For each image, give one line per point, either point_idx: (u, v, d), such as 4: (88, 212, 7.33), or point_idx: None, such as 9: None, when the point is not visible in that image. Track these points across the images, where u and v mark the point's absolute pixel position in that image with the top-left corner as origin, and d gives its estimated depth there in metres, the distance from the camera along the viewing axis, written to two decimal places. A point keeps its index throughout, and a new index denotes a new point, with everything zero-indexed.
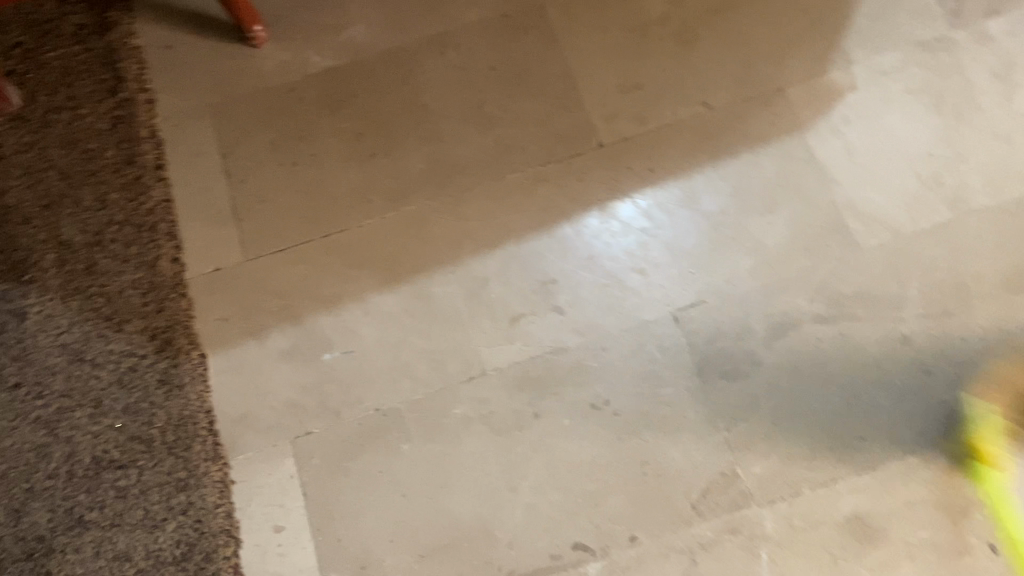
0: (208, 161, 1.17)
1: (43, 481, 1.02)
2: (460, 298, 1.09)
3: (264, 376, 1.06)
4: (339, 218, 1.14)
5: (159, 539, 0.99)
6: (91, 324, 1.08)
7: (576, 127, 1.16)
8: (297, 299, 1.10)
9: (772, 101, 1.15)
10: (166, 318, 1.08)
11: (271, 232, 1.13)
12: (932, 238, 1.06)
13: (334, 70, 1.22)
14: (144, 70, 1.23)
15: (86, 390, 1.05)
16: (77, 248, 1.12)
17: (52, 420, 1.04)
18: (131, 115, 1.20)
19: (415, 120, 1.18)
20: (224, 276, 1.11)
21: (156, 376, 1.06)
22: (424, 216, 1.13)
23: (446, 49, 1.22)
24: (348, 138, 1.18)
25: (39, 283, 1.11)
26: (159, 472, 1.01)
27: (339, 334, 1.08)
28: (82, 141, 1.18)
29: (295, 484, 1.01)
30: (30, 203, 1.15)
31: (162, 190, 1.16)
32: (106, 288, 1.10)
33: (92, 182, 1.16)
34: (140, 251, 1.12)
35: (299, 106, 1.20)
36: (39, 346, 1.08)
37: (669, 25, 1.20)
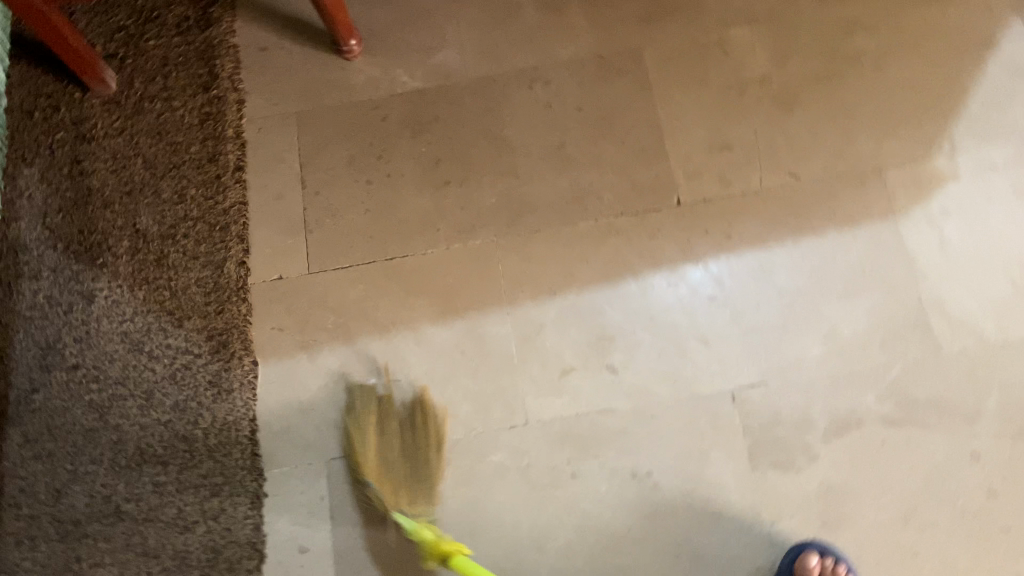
0: (287, 168, 1.18)
1: (87, 465, 1.05)
2: (514, 341, 1.07)
3: (310, 393, 1.06)
4: (405, 243, 1.13)
5: (188, 542, 1.00)
6: (154, 316, 1.11)
7: (658, 180, 1.12)
8: (353, 320, 1.10)
9: (866, 181, 1.09)
10: (224, 321, 1.10)
11: (337, 247, 1.13)
12: (1021, 352, 1.00)
13: (421, 92, 1.21)
14: (238, 69, 1.24)
15: (139, 381, 1.08)
16: (150, 238, 1.15)
17: (104, 406, 1.07)
18: (220, 113, 1.22)
19: (495, 152, 1.17)
20: (286, 286, 1.12)
21: (207, 378, 1.07)
22: (490, 253, 1.11)
23: (535, 84, 1.19)
24: (425, 162, 1.17)
25: (110, 268, 1.13)
26: (196, 474, 1.03)
27: (389, 361, 1.07)
28: (170, 133, 1.21)
29: (324, 507, 1.02)
30: (112, 188, 1.18)
31: (239, 192, 1.17)
32: (172, 282, 1.12)
33: (173, 175, 1.18)
34: (210, 251, 1.14)
35: (382, 123, 1.20)
36: (102, 331, 1.10)
37: (769, 86, 1.15)
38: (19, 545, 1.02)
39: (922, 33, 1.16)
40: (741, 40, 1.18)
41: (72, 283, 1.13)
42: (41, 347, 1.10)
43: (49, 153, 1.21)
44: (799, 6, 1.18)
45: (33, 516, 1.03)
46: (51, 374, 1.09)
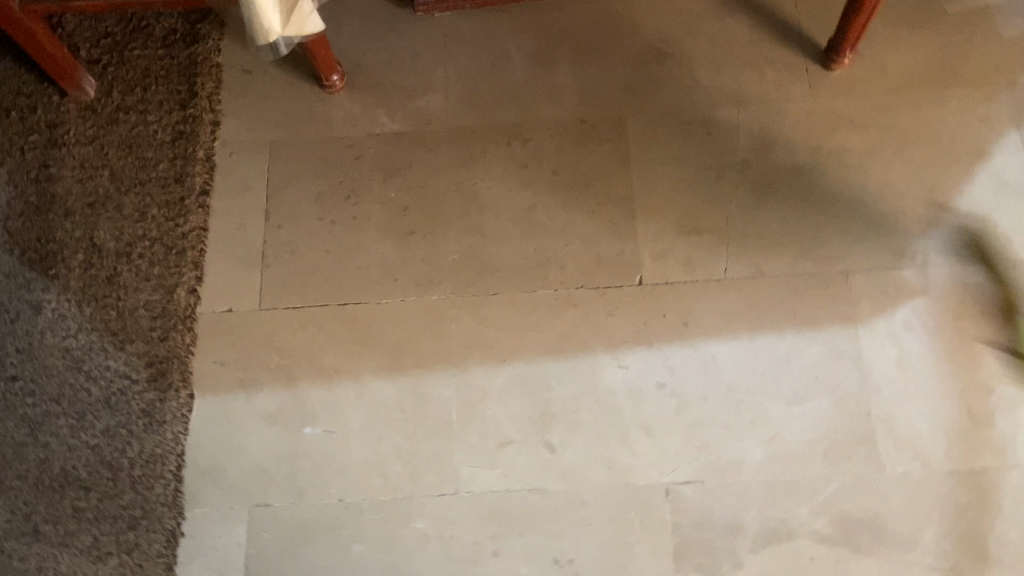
0: (253, 198, 1.17)
1: (10, 481, 1.03)
2: (454, 405, 1.05)
3: (243, 434, 1.05)
4: (361, 289, 1.11)
5: (98, 573, 0.99)
6: (98, 335, 1.09)
7: (623, 256, 1.10)
8: (297, 363, 1.08)
9: (832, 283, 1.07)
10: (167, 349, 1.08)
11: (292, 286, 1.12)
12: (964, 482, 0.98)
13: (399, 135, 1.19)
14: (218, 90, 1.22)
15: (74, 400, 1.06)
16: (105, 254, 1.13)
17: (35, 422, 1.05)
18: (194, 133, 1.20)
19: (463, 207, 1.15)
20: (235, 319, 1.11)
21: (142, 406, 1.06)
22: (443, 311, 1.10)
23: (513, 141, 1.18)
24: (392, 209, 1.15)
25: (61, 280, 1.12)
26: (117, 505, 1.02)
27: (327, 410, 1.06)
28: (141, 148, 1.19)
29: (240, 554, 1.00)
30: (75, 197, 1.17)
31: (201, 217, 1.15)
32: (121, 303, 1.11)
33: (137, 191, 1.17)
34: (163, 275, 1.12)
35: (355, 163, 1.18)
36: (45, 344, 1.09)
37: (747, 172, 1.13)
38: None
39: (912, 136, 1.13)
40: (726, 122, 1.16)
41: (22, 291, 1.12)
42: None
43: (18, 153, 1.19)
44: (790, 94, 1.16)
45: None
46: None
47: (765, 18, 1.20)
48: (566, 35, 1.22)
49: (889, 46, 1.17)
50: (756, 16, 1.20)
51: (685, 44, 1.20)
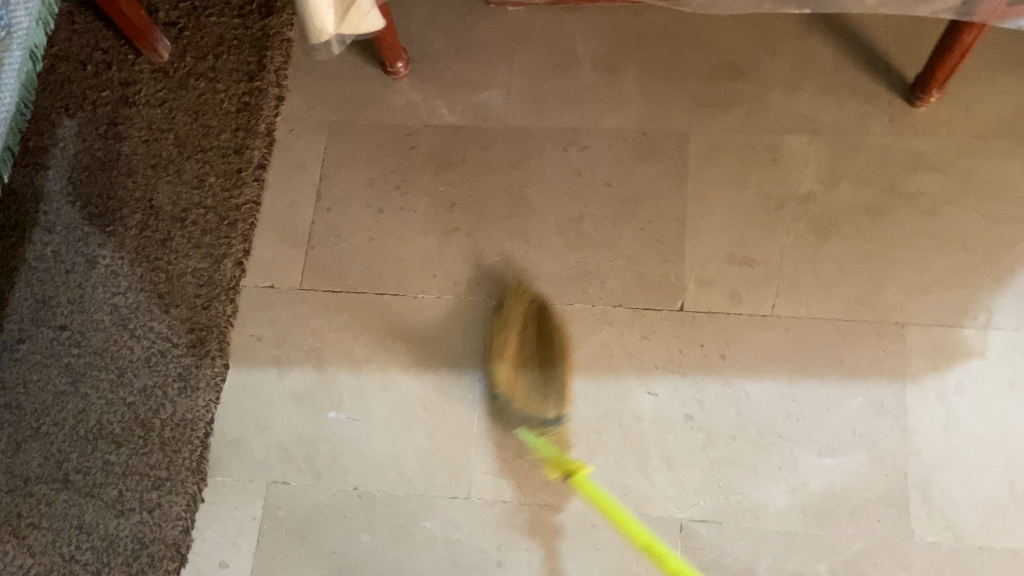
0: (307, 177, 1.18)
1: (49, 427, 1.08)
2: (477, 409, 1.05)
3: (269, 410, 1.07)
4: (400, 281, 1.12)
5: (120, 527, 1.03)
6: (145, 296, 1.12)
7: (667, 279, 1.07)
8: (329, 347, 1.09)
9: (884, 333, 1.02)
10: (208, 317, 1.11)
11: (334, 270, 1.13)
12: (996, 563, 0.93)
13: (457, 128, 1.18)
14: (286, 64, 1.23)
15: (116, 356, 1.10)
16: (161, 217, 1.16)
17: (78, 373, 1.10)
18: (258, 106, 1.21)
19: (511, 209, 1.13)
20: (276, 296, 1.12)
21: (178, 370, 1.09)
22: (478, 312, 1.09)
23: (570, 147, 1.15)
24: (441, 204, 1.15)
25: (117, 238, 1.15)
26: (144, 463, 1.05)
27: (352, 398, 1.07)
28: (206, 115, 1.21)
29: (254, 528, 1.03)
30: (139, 158, 1.19)
31: (256, 191, 1.17)
32: (170, 267, 1.14)
33: (198, 158, 1.19)
34: (213, 244, 1.14)
35: (410, 152, 1.17)
36: (95, 299, 1.13)
37: (809, 206, 1.08)
38: None
39: (993, 186, 1.06)
40: (795, 150, 1.11)
41: (79, 244, 1.15)
42: (36, 300, 1.13)
43: (91, 108, 1.22)
44: (868, 127, 1.10)
45: None
46: (38, 329, 1.12)
47: (851, 43, 1.14)
48: (639, 41, 1.18)
49: (982, 87, 1.09)
50: (843, 40, 1.14)
51: (762, 62, 1.15)
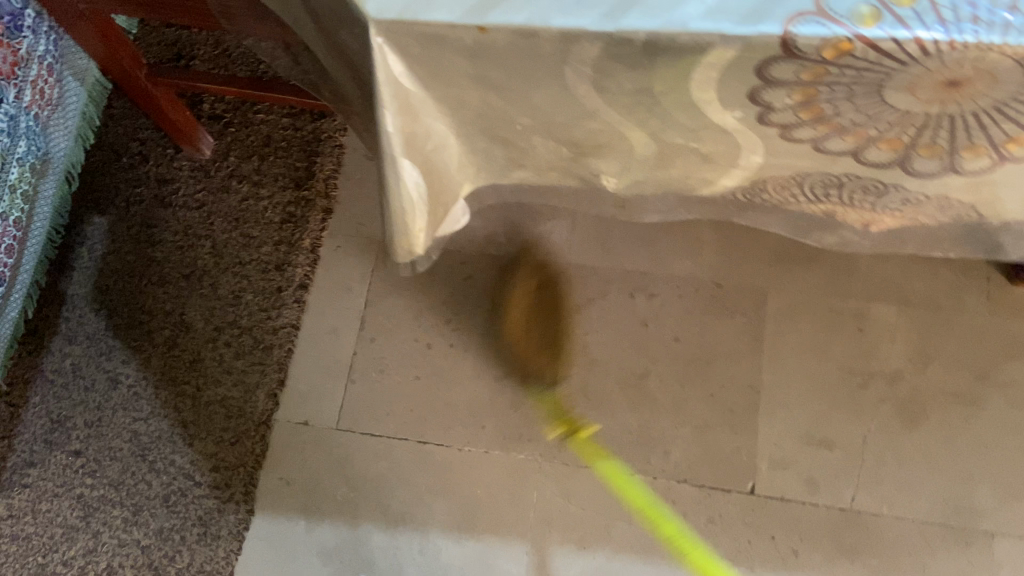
0: (351, 302, 1.09)
1: (56, 564, 1.00)
2: None
3: (296, 567, 0.99)
4: (445, 430, 1.03)
5: None
6: (168, 425, 1.04)
7: (738, 456, 0.99)
8: (364, 499, 1.01)
9: (971, 543, 0.94)
10: (235, 455, 1.03)
11: (374, 411, 1.04)
12: None
13: (515, 261, 1.08)
14: (336, 173, 1.13)
15: (133, 491, 1.02)
16: (191, 335, 1.08)
17: (92, 507, 1.01)
18: (303, 218, 1.12)
19: (570, 358, 1.04)
20: (309, 435, 1.04)
21: (199, 513, 1.00)
22: (528, 475, 1.00)
23: (638, 293, 1.06)
24: (494, 345, 1.06)
25: (142, 355, 1.07)
26: None
27: (386, 561, 0.99)
28: (247, 224, 1.12)
29: None
30: (172, 266, 1.11)
31: (295, 314, 1.08)
32: (198, 393, 1.05)
33: (235, 271, 1.10)
34: (245, 372, 1.06)
35: (463, 284, 1.08)
36: (114, 423, 1.04)
37: (897, 387, 0.99)
38: None
39: None
40: (883, 321, 1.02)
41: (102, 359, 1.07)
42: (50, 419, 1.05)
43: (123, 205, 1.14)
44: (963, 303, 1.02)
45: None
46: (51, 452, 1.04)
47: None
48: None
49: None
50: None
51: None
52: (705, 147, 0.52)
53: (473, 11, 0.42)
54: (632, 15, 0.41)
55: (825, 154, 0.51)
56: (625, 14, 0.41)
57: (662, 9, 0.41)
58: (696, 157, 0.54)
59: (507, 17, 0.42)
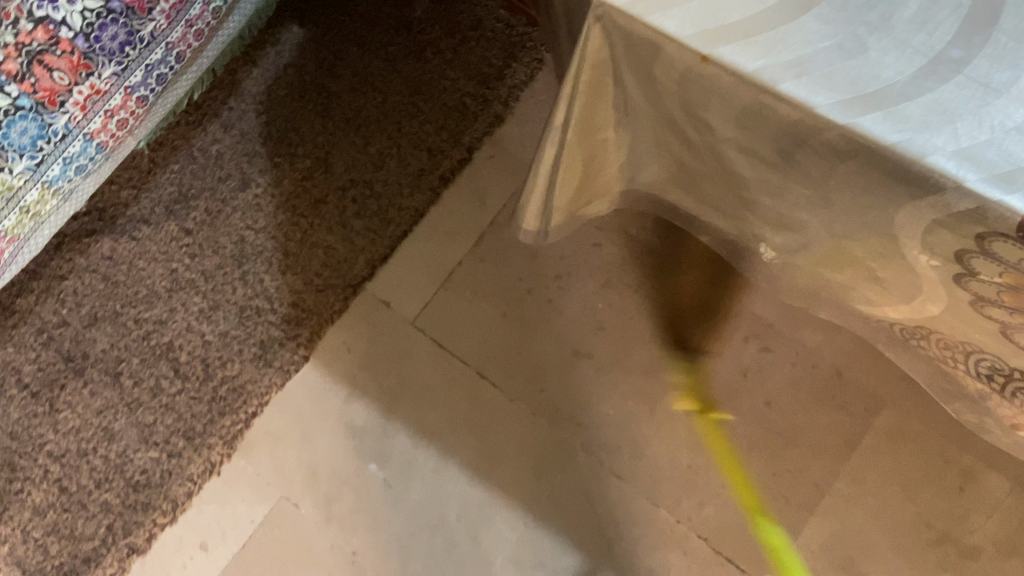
0: (480, 215, 1.08)
1: (128, 319, 1.07)
2: (503, 552, 0.96)
3: (321, 426, 1.03)
4: (506, 376, 1.02)
5: (137, 454, 1.02)
6: (272, 246, 1.09)
7: (767, 544, 0.93)
8: (405, 399, 1.03)
9: None
10: (315, 302, 1.07)
11: (452, 325, 1.05)
12: None
13: (649, 253, 1.04)
14: (523, 86, 1.11)
15: (218, 288, 1.08)
16: (327, 177, 1.11)
17: (178, 283, 1.08)
18: (473, 115, 1.11)
19: (654, 369, 1.00)
20: (386, 317, 1.06)
21: (262, 337, 1.06)
22: (560, 456, 0.99)
23: (753, 341, 0.99)
24: (589, 320, 1.03)
25: (278, 174, 1.11)
26: (188, 408, 1.03)
27: (399, 463, 1.01)
28: (420, 97, 1.12)
29: (246, 530, 0.99)
30: (339, 104, 1.13)
31: (424, 201, 1.09)
32: (309, 230, 1.09)
33: (390, 136, 1.11)
34: (357, 233, 1.09)
35: (590, 250, 1.05)
36: (229, 222, 1.10)
37: (967, 563, 0.90)
38: (35, 334, 1.07)
39: None
40: (990, 491, 0.92)
41: (243, 159, 1.12)
42: (178, 191, 1.11)
43: (321, 28, 1.16)
44: None
45: (61, 322, 1.07)
46: (167, 220, 1.10)
47: None
48: None
49: None
50: None
51: None
52: (880, 271, 0.46)
53: (704, 37, 0.37)
54: (870, 118, 0.35)
55: (1010, 342, 0.44)
56: (864, 113, 0.35)
57: (908, 125, 0.35)
58: (866, 275, 0.48)
59: (738, 58, 0.37)
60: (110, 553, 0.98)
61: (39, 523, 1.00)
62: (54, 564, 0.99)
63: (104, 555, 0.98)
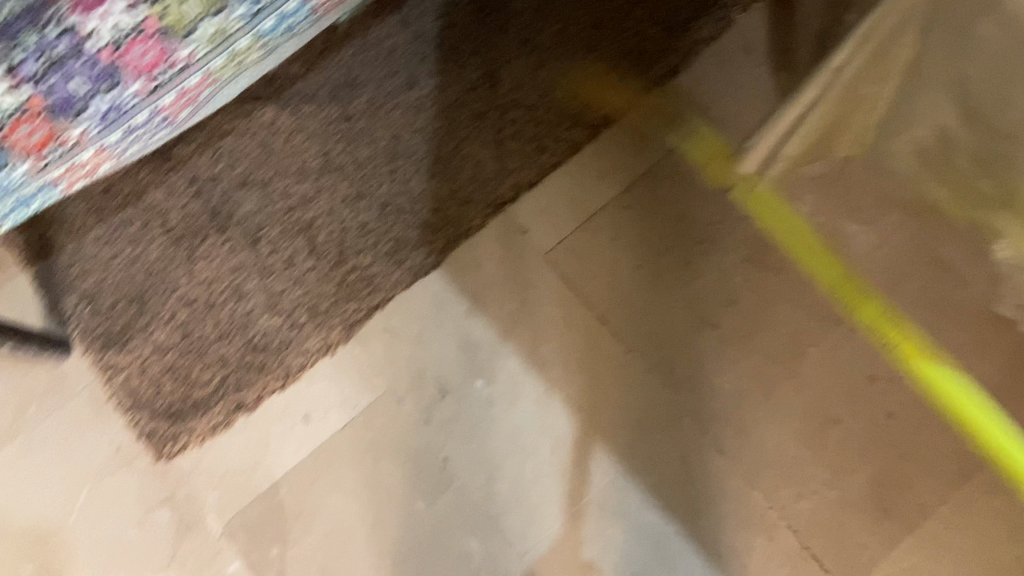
0: (635, 162, 1.06)
1: (276, 190, 1.10)
2: (588, 494, 0.97)
3: (437, 332, 1.05)
4: (627, 326, 1.01)
5: (261, 318, 1.06)
6: (425, 149, 1.10)
7: (857, 550, 0.92)
8: (522, 326, 1.03)
9: None
10: (455, 213, 1.07)
11: (584, 265, 1.04)
12: None
13: (802, 236, 1.00)
14: (707, 44, 1.08)
15: (366, 179, 1.10)
16: (491, 93, 1.10)
17: (330, 166, 1.10)
18: (650, 62, 1.09)
19: (781, 354, 0.98)
20: (520, 242, 1.06)
21: (399, 235, 1.07)
22: (665, 416, 0.98)
23: (888, 349, 0.96)
24: (725, 291, 1.00)
25: (444, 79, 1.11)
26: (317, 286, 1.07)
27: (504, 386, 1.02)
28: (600, 33, 1.10)
29: (348, 413, 1.03)
30: (518, 23, 1.12)
31: (582, 136, 1.07)
32: (463, 141, 1.09)
33: (562, 66, 1.10)
34: (510, 155, 1.08)
35: (740, 221, 1.02)
36: (388, 117, 1.11)
37: None
38: (187, 183, 1.11)
39: None
40: None
41: (414, 59, 1.12)
42: (347, 76, 1.13)
43: None
44: None
45: (214, 177, 1.11)
46: (330, 102, 1.12)
47: None
48: None
49: None
50: None
51: None
52: None
53: None
54: None
55: None
56: None
57: None
58: None
59: None
60: (220, 403, 1.03)
61: (157, 361, 1.05)
62: (165, 401, 1.03)
63: (215, 403, 1.03)
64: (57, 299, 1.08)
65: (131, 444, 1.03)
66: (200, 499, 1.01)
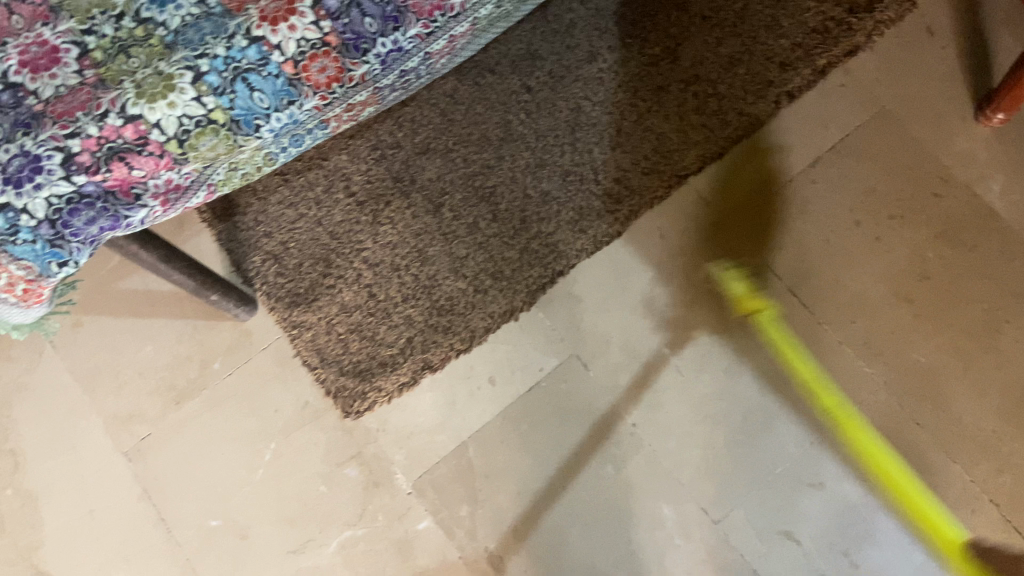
0: (821, 138, 1.08)
1: (457, 156, 1.11)
2: (783, 462, 0.97)
3: (622, 299, 1.04)
4: (816, 299, 1.02)
5: (446, 281, 1.06)
6: (607, 121, 1.10)
7: None
8: (710, 296, 1.04)
9: None
10: (640, 183, 1.07)
11: (771, 237, 1.05)
12: None
13: (992, 215, 1.02)
14: (891, 24, 1.10)
15: (548, 148, 1.10)
16: (673, 67, 1.11)
17: (511, 135, 1.11)
18: (833, 39, 1.10)
19: (976, 328, 0.99)
20: (706, 213, 1.07)
21: (582, 204, 1.07)
22: (857, 387, 0.99)
23: None
24: (917, 266, 1.02)
25: (624, 54, 1.13)
26: (500, 251, 1.07)
27: (692, 354, 1.02)
28: (782, 12, 1.12)
29: (534, 377, 1.03)
30: None
31: (765, 112, 1.09)
32: (645, 114, 1.10)
33: (743, 42, 1.11)
34: (692, 128, 1.09)
35: (929, 199, 1.04)
36: (570, 89, 1.12)
37: None
38: (370, 149, 1.12)
39: None
40: None
41: (594, 33, 1.14)
42: (527, 49, 1.14)
43: None
44: None
45: (396, 144, 1.12)
46: (512, 73, 1.13)
47: None
48: None
49: None
50: None
51: None
52: None
53: None
54: None
55: None
56: None
57: None
58: None
59: None
60: (407, 363, 1.04)
61: (344, 319, 1.06)
62: (353, 360, 1.05)
63: (401, 362, 1.04)
64: (243, 259, 1.10)
65: (319, 400, 1.04)
66: (389, 456, 1.02)
